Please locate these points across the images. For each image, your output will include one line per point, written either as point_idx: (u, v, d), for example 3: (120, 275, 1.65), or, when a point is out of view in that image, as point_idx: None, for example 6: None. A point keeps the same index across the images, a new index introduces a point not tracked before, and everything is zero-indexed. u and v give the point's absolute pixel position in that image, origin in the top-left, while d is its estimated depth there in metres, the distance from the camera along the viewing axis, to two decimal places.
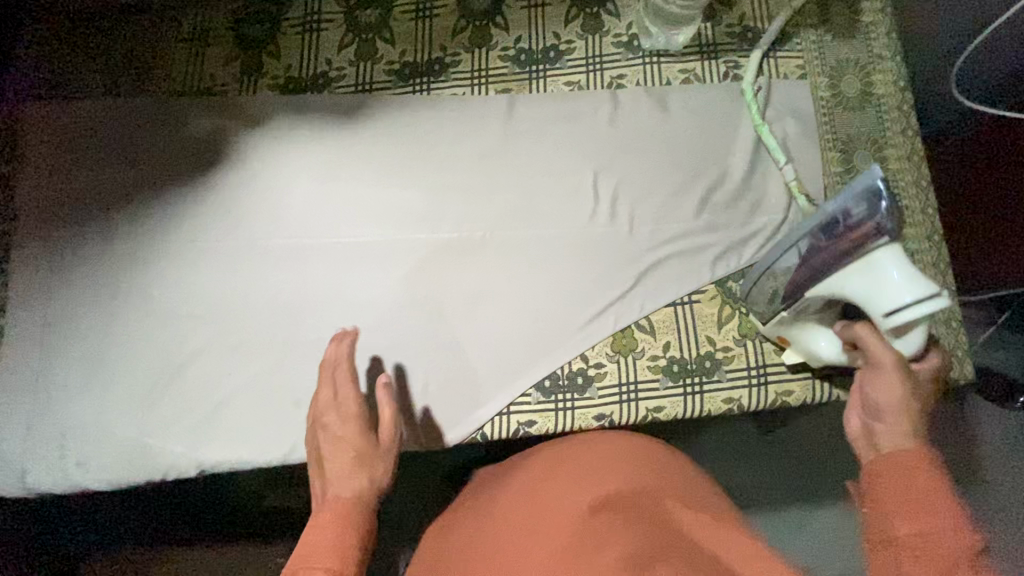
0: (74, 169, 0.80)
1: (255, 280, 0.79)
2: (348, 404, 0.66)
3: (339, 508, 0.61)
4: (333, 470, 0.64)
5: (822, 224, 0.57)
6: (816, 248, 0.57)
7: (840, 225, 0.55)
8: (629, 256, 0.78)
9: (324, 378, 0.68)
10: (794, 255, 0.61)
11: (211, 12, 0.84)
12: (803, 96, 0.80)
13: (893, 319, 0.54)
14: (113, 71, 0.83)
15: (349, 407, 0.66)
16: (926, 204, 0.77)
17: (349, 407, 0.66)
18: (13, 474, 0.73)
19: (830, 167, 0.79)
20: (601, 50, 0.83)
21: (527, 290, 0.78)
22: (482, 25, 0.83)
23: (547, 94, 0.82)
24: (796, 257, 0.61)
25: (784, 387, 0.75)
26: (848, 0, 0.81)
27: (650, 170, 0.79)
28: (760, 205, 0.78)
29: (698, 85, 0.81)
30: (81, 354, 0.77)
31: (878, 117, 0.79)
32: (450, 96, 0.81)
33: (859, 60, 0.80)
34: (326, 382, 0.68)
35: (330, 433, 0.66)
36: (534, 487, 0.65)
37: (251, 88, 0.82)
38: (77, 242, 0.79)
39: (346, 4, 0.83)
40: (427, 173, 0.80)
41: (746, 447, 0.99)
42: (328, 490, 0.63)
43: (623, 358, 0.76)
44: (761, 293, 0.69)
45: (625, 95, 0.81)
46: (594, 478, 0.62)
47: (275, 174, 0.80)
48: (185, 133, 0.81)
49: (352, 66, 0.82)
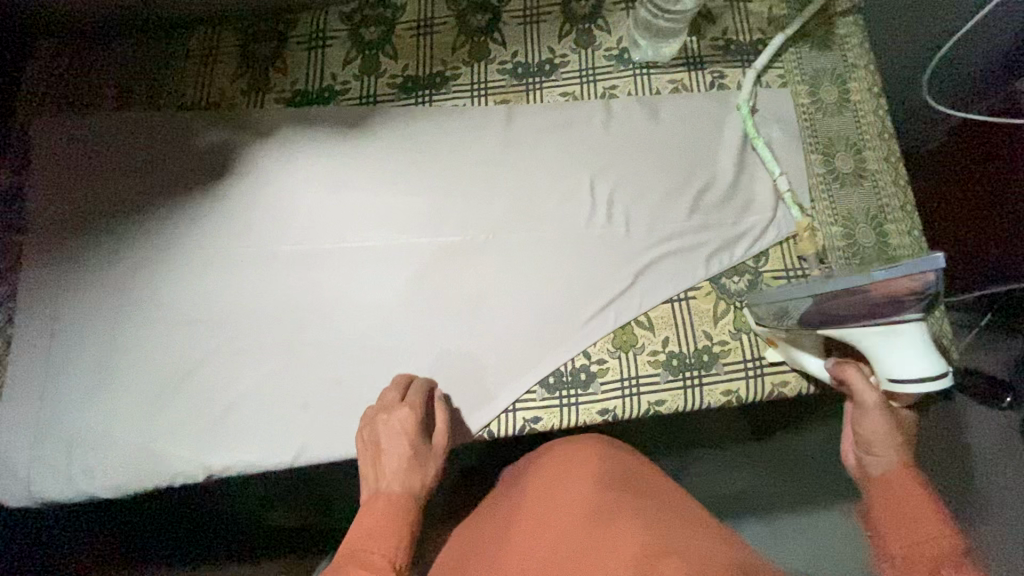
0: (84, 180, 0.82)
1: (263, 285, 0.80)
2: (411, 407, 0.71)
3: (395, 499, 0.65)
4: (388, 466, 0.68)
5: (875, 290, 0.57)
6: (859, 305, 0.59)
7: (893, 293, 0.56)
8: (627, 255, 0.81)
9: (394, 383, 0.74)
10: (826, 298, 0.62)
11: (220, 30, 0.87)
12: (785, 103, 0.85)
13: (896, 386, 0.61)
14: (123, 86, 0.86)
15: (413, 409, 0.71)
16: (905, 202, 0.81)
17: (413, 409, 0.71)
18: (20, 482, 0.73)
19: (812, 169, 0.83)
20: (594, 63, 0.87)
21: (530, 291, 0.80)
22: (480, 40, 0.87)
23: (543, 104, 0.86)
24: (826, 298, 0.62)
25: (779, 378, 0.77)
26: (823, 15, 0.87)
27: (644, 174, 0.83)
28: (749, 206, 0.82)
29: (687, 94, 0.85)
30: (87, 362, 0.77)
31: (856, 121, 0.84)
32: (451, 108, 0.85)
33: (836, 69, 0.86)
34: (393, 386, 0.74)
35: (389, 432, 0.70)
36: (535, 490, 0.69)
37: (258, 102, 0.85)
38: (84, 251, 0.80)
39: (350, 22, 0.87)
40: (431, 180, 0.83)
41: (745, 445, 1.01)
42: (381, 482, 0.67)
43: (624, 354, 0.78)
44: (772, 306, 0.72)
45: (617, 104, 0.85)
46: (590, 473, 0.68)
47: (283, 183, 0.82)
48: (195, 144, 0.83)
49: (357, 80, 0.86)
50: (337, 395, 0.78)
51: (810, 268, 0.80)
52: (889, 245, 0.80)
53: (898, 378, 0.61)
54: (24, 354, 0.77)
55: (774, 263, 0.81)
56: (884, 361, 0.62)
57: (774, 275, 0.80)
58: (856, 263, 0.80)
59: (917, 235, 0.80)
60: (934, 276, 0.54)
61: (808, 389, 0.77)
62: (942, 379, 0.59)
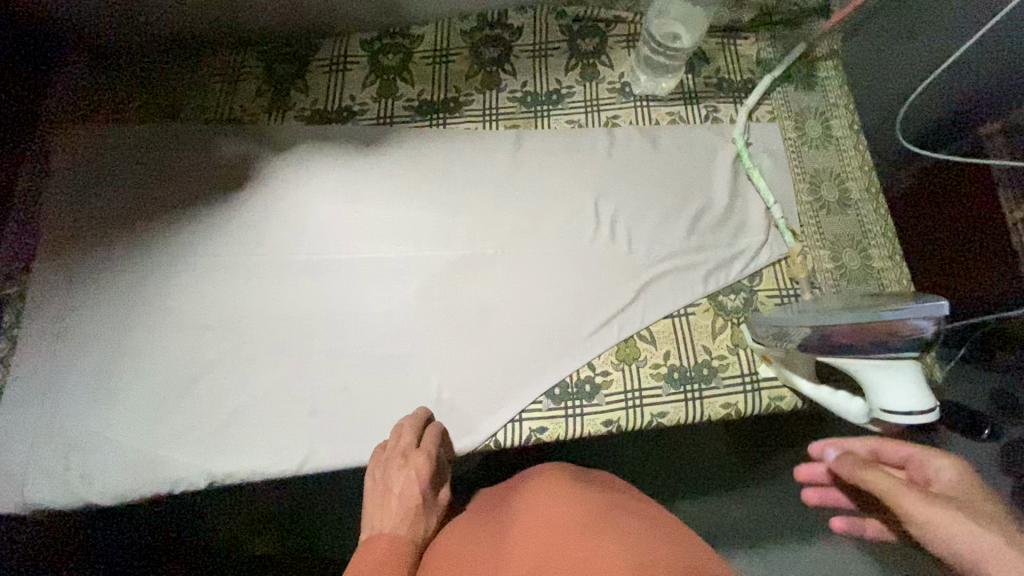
0: (100, 185, 0.82)
1: (274, 292, 0.81)
2: (429, 455, 0.70)
3: (398, 541, 0.63)
4: (395, 507, 0.66)
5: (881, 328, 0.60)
6: (861, 336, 0.61)
7: (898, 330, 0.59)
8: (630, 272, 0.84)
9: (409, 426, 0.73)
10: (825, 330, 0.63)
11: (245, 52, 0.92)
12: (775, 137, 0.92)
13: (887, 416, 0.64)
14: (147, 98, 0.89)
15: (429, 456, 0.70)
16: (887, 228, 0.87)
17: (429, 456, 0.70)
18: (14, 487, 0.71)
19: (801, 197, 0.89)
20: (598, 95, 0.93)
21: (536, 304, 0.82)
22: (492, 71, 0.93)
23: (551, 129, 0.91)
24: (825, 330, 0.63)
25: (776, 393, 0.80)
26: (806, 59, 0.95)
27: (646, 196, 0.88)
28: (743, 229, 0.87)
29: (684, 125, 0.92)
30: (91, 366, 0.76)
31: (839, 154, 0.91)
32: (464, 130, 0.90)
33: (819, 108, 0.93)
34: (409, 429, 0.72)
35: (402, 476, 0.69)
36: (543, 494, 0.68)
37: (280, 118, 0.89)
38: (97, 255, 0.80)
39: (371, 48, 0.93)
40: (443, 197, 0.86)
41: (741, 466, 1.03)
42: (384, 523, 0.65)
43: (627, 366, 0.81)
44: (768, 330, 0.75)
45: (620, 132, 0.91)
46: (600, 492, 0.67)
47: (299, 195, 0.85)
48: (215, 155, 0.86)
49: (375, 102, 0.91)
50: (343, 404, 0.77)
51: (802, 289, 0.84)
52: (873, 268, 0.85)
53: (889, 409, 0.64)
54: (29, 356, 0.76)
55: (768, 283, 0.85)
56: (876, 392, 0.65)
57: (768, 294, 0.84)
58: (844, 284, 0.84)
59: (898, 260, 0.85)
60: (936, 321, 0.58)
61: (803, 403, 0.80)
62: (927, 415, 0.63)
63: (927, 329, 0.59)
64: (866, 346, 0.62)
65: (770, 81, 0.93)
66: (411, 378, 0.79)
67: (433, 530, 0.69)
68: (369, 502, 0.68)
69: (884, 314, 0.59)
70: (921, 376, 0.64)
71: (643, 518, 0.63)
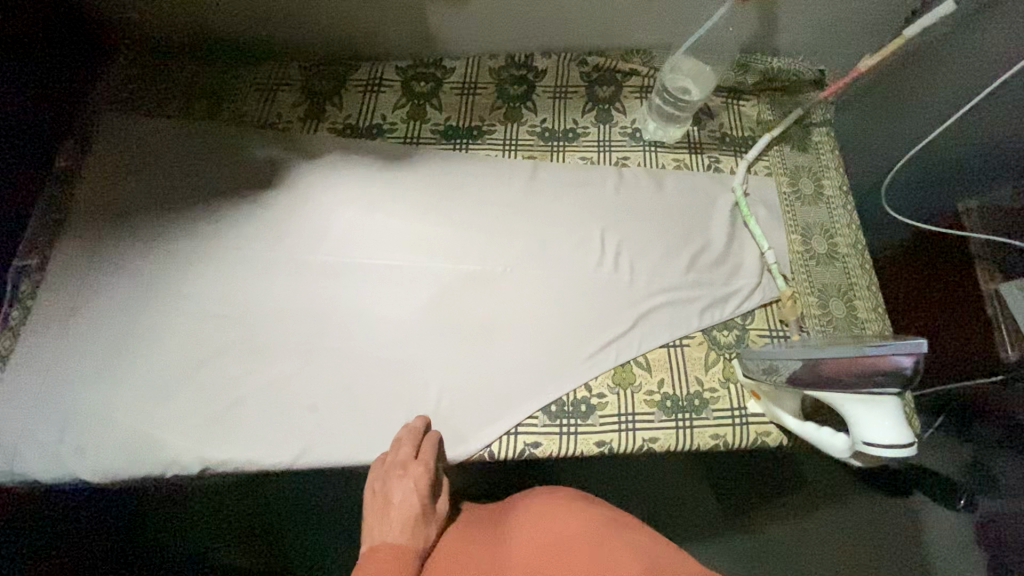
0: (133, 173, 0.86)
1: (289, 288, 0.83)
2: (427, 467, 0.71)
3: (397, 552, 0.65)
4: (394, 518, 0.68)
5: (868, 360, 0.65)
6: (848, 368, 0.66)
7: (882, 366, 0.64)
8: (631, 299, 0.88)
9: (405, 437, 0.73)
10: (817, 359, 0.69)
11: (286, 66, 0.98)
12: (771, 190, 0.99)
13: (868, 449, 0.67)
14: (189, 97, 0.93)
15: (426, 469, 0.71)
16: (871, 283, 0.93)
17: (426, 470, 0.71)
18: (4, 456, 0.71)
19: (793, 247, 0.95)
20: (611, 137, 1.00)
21: (538, 323, 0.85)
22: (515, 106, 1.00)
23: (565, 163, 0.97)
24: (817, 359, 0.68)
25: (762, 428, 0.83)
26: (803, 123, 1.04)
27: (650, 232, 0.93)
28: (738, 271, 0.92)
29: (688, 171, 0.98)
30: (99, 343, 0.77)
31: (828, 211, 0.98)
32: (484, 156, 0.96)
33: (812, 167, 1.01)
34: (406, 442, 0.73)
35: (401, 487, 0.70)
36: (540, 511, 0.69)
37: (312, 129, 0.94)
38: (121, 236, 0.83)
39: (404, 75, 1.00)
40: (459, 216, 0.91)
41: None
42: (384, 533, 0.67)
43: (622, 390, 0.83)
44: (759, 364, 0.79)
45: (629, 172, 0.97)
46: (596, 508, 0.69)
47: (322, 200, 0.89)
48: (246, 156, 0.90)
49: (404, 124, 0.97)
50: (343, 403, 0.79)
51: (791, 331, 0.89)
52: (857, 317, 0.90)
53: (870, 442, 0.67)
54: (40, 326, 0.77)
55: (759, 323, 0.90)
56: (857, 425, 0.68)
57: (759, 333, 0.89)
58: (831, 330, 0.89)
59: (880, 312, 0.91)
60: (914, 358, 0.63)
61: (788, 441, 0.83)
62: (906, 449, 0.66)
63: (905, 369, 0.64)
64: (852, 381, 0.66)
65: (770, 140, 1.01)
66: (413, 383, 0.81)
67: (433, 539, 0.70)
68: (369, 512, 0.70)
69: (868, 347, 0.65)
70: (902, 413, 0.67)
71: (637, 532, 0.65)
